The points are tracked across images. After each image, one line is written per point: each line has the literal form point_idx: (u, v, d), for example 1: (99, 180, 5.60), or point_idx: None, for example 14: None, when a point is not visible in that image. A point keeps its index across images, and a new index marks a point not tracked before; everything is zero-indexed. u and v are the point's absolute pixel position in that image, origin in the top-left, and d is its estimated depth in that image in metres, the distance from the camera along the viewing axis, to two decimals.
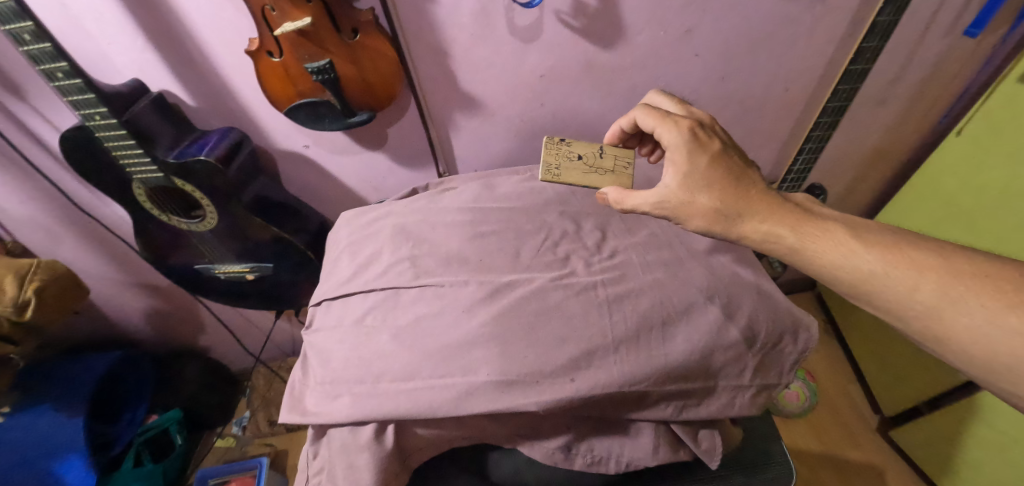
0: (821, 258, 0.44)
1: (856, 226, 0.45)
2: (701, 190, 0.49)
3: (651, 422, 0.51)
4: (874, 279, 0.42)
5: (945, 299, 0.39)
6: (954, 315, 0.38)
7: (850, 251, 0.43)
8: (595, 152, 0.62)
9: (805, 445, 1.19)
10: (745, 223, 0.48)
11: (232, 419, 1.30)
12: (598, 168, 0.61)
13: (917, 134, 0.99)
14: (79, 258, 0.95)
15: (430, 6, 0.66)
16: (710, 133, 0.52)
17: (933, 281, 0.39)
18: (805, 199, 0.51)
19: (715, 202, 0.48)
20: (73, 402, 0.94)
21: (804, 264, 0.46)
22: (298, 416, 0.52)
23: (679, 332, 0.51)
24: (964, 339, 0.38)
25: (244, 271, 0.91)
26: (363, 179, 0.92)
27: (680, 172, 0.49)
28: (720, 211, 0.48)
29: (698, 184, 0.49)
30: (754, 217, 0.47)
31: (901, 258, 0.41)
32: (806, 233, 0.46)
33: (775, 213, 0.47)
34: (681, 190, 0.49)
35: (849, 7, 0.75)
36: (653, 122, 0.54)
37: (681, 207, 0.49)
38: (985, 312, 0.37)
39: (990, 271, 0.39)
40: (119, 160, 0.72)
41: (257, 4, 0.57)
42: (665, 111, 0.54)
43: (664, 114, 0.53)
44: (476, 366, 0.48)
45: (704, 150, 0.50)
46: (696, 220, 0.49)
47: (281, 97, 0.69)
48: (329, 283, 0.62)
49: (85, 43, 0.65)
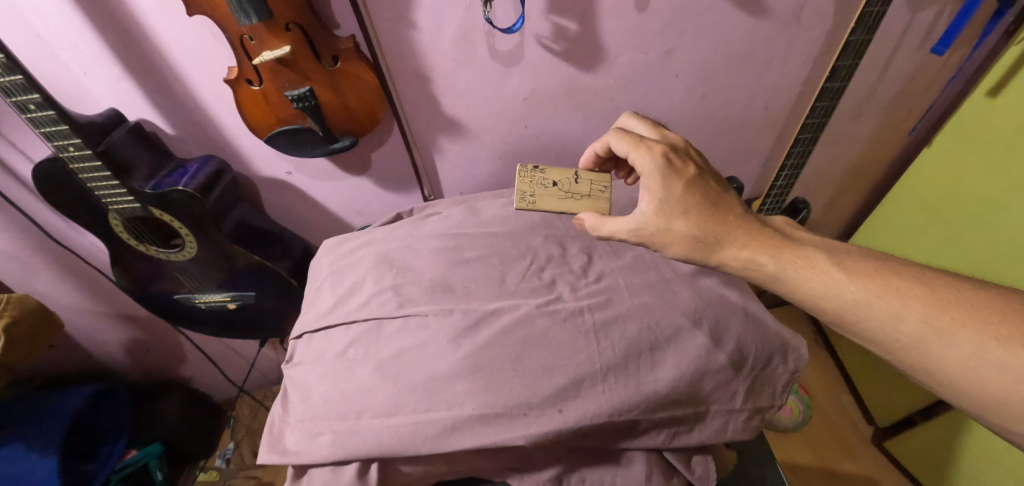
0: (801, 285, 0.44)
1: (837, 253, 0.45)
2: (677, 216, 0.48)
3: (642, 451, 0.49)
4: (858, 308, 0.41)
5: (931, 331, 0.39)
6: (940, 347, 0.38)
7: (831, 279, 0.43)
8: (570, 178, 0.61)
9: (800, 459, 1.18)
10: (723, 250, 0.47)
11: (215, 452, 1.26)
12: (573, 195, 0.60)
13: (893, 148, 1.01)
14: (54, 290, 0.92)
15: (411, 33, 0.67)
16: (684, 159, 0.52)
17: (919, 311, 0.39)
18: (783, 223, 0.51)
19: (692, 229, 0.48)
20: (46, 440, 0.90)
21: (785, 290, 0.45)
22: (277, 456, 0.49)
23: (668, 357, 0.50)
24: (950, 372, 0.38)
25: (225, 301, 0.88)
26: (347, 204, 0.91)
27: (655, 199, 0.49)
28: (698, 238, 0.48)
29: (675, 210, 0.48)
30: (732, 244, 0.47)
31: (884, 287, 0.41)
32: (783, 259, 0.45)
33: (753, 239, 0.47)
34: (657, 217, 0.49)
35: (821, 27, 0.77)
36: (627, 148, 0.53)
37: (657, 234, 0.49)
38: (973, 344, 0.37)
39: (976, 300, 0.39)
40: (94, 191, 0.70)
41: (235, 33, 0.57)
42: (638, 136, 0.54)
43: (638, 139, 0.53)
44: (461, 400, 0.46)
45: (678, 177, 0.50)
46: (674, 248, 0.48)
47: (261, 125, 0.68)
48: (311, 314, 0.61)
49: (59, 74, 0.64)
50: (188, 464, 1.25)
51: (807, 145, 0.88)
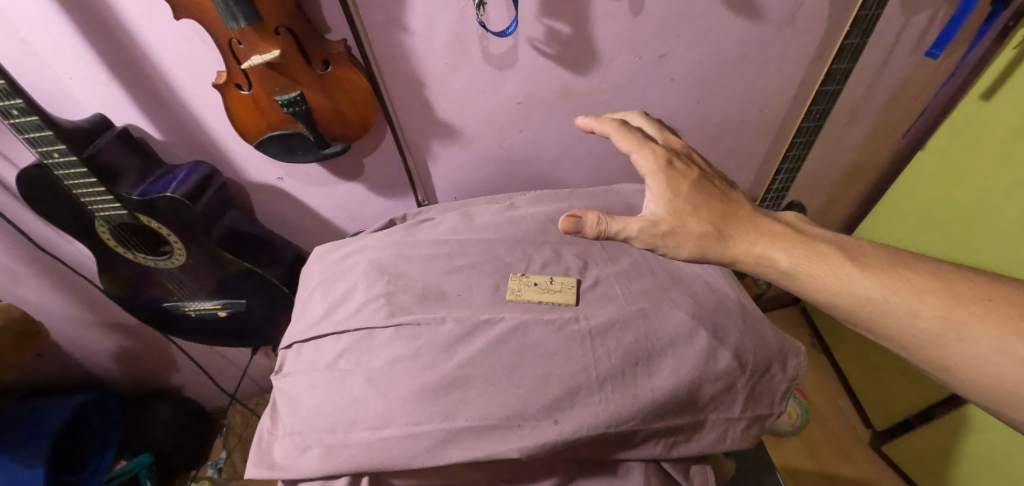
0: (816, 281, 0.43)
1: (850, 248, 0.44)
2: (689, 214, 0.46)
3: (641, 461, 0.48)
4: (873, 305, 0.41)
5: (948, 327, 0.39)
6: (958, 344, 0.38)
7: (847, 275, 0.42)
8: (548, 277, 0.58)
9: (800, 464, 1.17)
10: (735, 246, 0.45)
11: (207, 461, 1.24)
12: (553, 289, 0.56)
13: (889, 150, 1.01)
14: (41, 298, 0.90)
15: (403, 36, 0.66)
16: (686, 162, 0.51)
17: (936, 307, 0.39)
18: (794, 219, 0.50)
19: (705, 227, 0.46)
20: (34, 450, 0.88)
21: (800, 288, 0.44)
22: (265, 470, 0.48)
23: (666, 365, 0.49)
24: (969, 370, 0.38)
25: (216, 308, 0.87)
26: (340, 210, 0.90)
27: (664, 198, 0.47)
28: (709, 234, 0.46)
29: (685, 208, 0.46)
30: (743, 239, 0.46)
31: (900, 283, 0.41)
32: (797, 255, 0.44)
33: (764, 235, 0.46)
34: (669, 215, 0.46)
35: (816, 30, 0.76)
36: (629, 145, 0.52)
37: (671, 232, 0.46)
38: (992, 340, 0.37)
39: (991, 294, 0.39)
40: (80, 198, 0.69)
41: (223, 37, 0.56)
42: (640, 136, 0.53)
43: (640, 139, 0.52)
44: (455, 411, 0.46)
45: (683, 178, 0.49)
46: (688, 247, 0.45)
47: (252, 130, 0.67)
48: (300, 324, 0.59)
49: (43, 79, 0.62)
50: (180, 474, 1.23)
51: (802, 148, 0.88)
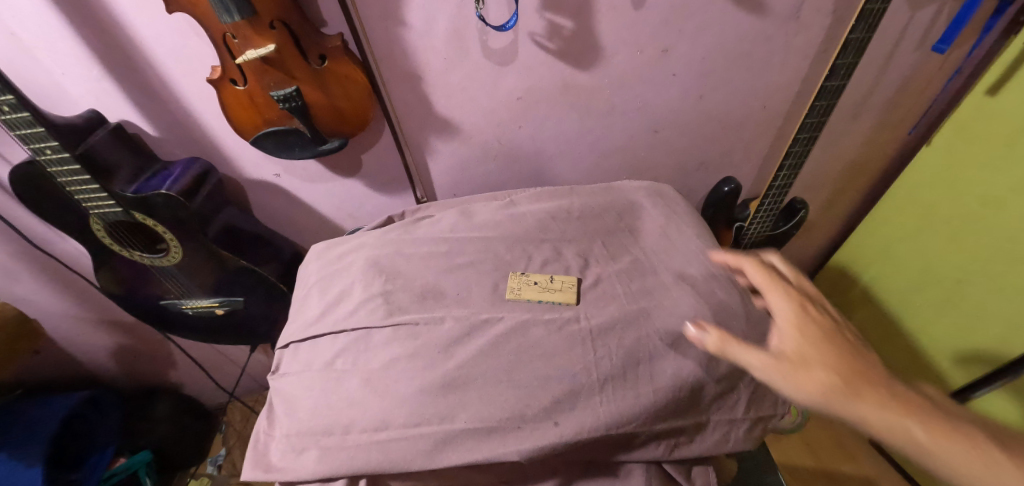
0: (951, 465, 0.38)
1: (1005, 439, 0.39)
2: (819, 362, 0.42)
3: (642, 463, 0.48)
4: None
5: None
6: None
7: (999, 471, 0.37)
8: (548, 276, 0.57)
9: (800, 462, 1.17)
10: (870, 407, 0.40)
11: (206, 458, 1.24)
12: (553, 288, 0.55)
13: (892, 146, 1.00)
14: (37, 296, 0.89)
15: (401, 30, 0.65)
16: (821, 309, 0.47)
17: None
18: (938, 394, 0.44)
19: (834, 377, 0.41)
20: (32, 448, 0.87)
21: (936, 472, 0.38)
22: (262, 473, 0.47)
23: (667, 366, 0.48)
24: None
25: (213, 307, 0.86)
26: (338, 206, 0.89)
27: (793, 340, 0.44)
28: (839, 386, 0.40)
29: (817, 354, 0.43)
30: (879, 403, 0.40)
31: None
32: (937, 434, 0.38)
33: (901, 401, 0.40)
34: (798, 359, 0.43)
35: (821, 24, 0.75)
36: (763, 282, 0.50)
37: (796, 376, 0.42)
38: None
39: None
40: (74, 196, 0.68)
41: (217, 31, 0.55)
42: (776, 272, 0.51)
43: (775, 277, 0.50)
44: (454, 413, 0.45)
45: (819, 326, 0.45)
46: (814, 396, 0.41)
47: (247, 126, 0.66)
48: (297, 323, 0.59)
49: (35, 74, 0.61)
50: (179, 472, 1.22)
51: (805, 145, 0.86)
